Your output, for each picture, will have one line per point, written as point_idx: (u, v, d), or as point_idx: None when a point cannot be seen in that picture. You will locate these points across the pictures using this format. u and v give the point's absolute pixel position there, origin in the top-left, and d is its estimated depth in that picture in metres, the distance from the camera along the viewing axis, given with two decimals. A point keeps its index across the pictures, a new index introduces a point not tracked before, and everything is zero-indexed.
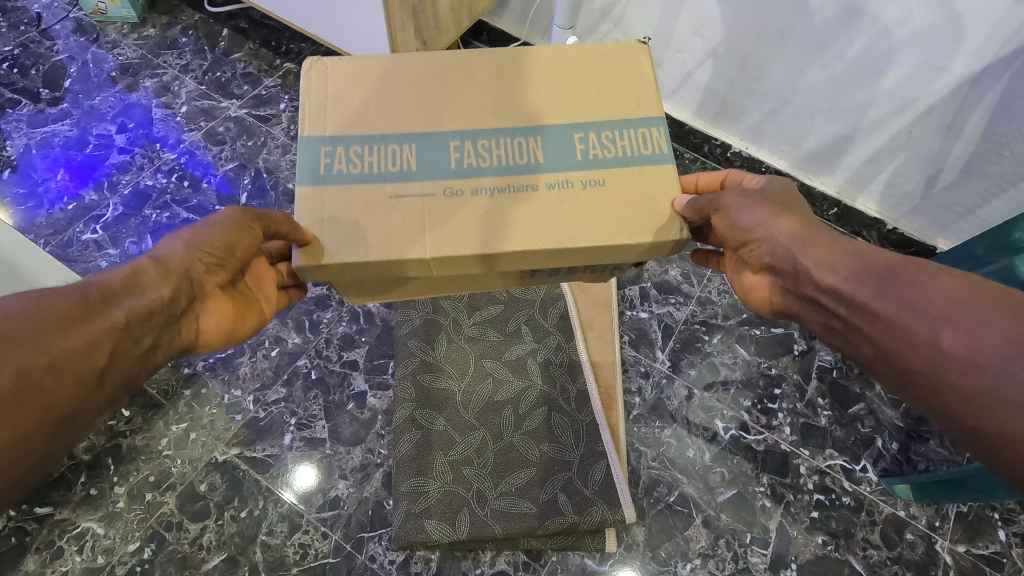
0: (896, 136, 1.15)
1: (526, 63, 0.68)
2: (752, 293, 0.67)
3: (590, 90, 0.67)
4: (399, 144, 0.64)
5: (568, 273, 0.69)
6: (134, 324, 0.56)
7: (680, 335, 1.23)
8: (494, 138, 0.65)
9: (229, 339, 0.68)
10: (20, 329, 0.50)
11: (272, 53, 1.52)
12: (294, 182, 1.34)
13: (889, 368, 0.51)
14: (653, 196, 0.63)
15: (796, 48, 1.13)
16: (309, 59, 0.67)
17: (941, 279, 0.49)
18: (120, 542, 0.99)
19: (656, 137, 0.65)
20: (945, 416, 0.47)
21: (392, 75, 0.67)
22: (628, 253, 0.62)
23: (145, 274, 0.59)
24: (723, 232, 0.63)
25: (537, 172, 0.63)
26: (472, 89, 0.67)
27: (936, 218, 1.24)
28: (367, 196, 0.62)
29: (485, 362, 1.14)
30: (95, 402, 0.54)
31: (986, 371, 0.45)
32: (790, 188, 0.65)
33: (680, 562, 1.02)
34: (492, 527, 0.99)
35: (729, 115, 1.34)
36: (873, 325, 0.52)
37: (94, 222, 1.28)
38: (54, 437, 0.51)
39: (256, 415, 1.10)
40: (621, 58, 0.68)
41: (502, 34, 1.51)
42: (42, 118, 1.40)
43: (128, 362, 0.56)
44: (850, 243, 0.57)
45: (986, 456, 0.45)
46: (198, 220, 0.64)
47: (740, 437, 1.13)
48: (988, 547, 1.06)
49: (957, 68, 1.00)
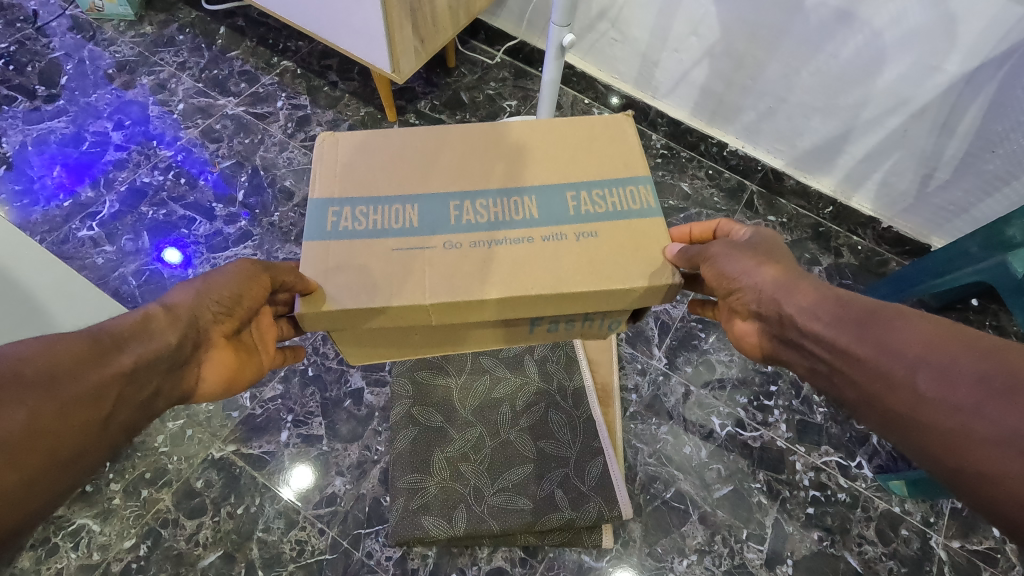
0: (892, 134, 1.16)
1: (518, 131, 0.70)
2: (743, 339, 0.66)
3: (580, 155, 0.69)
4: (402, 205, 0.65)
5: (564, 326, 0.69)
6: (142, 370, 0.55)
7: (677, 333, 1.23)
8: (491, 197, 0.65)
9: (227, 388, 0.66)
10: (34, 372, 0.48)
11: (270, 52, 1.52)
12: (291, 180, 1.34)
13: (874, 411, 0.50)
14: (647, 242, 0.63)
15: (793, 48, 1.14)
16: (323, 135, 0.69)
17: (915, 322, 0.50)
18: (116, 539, 0.98)
19: (644, 193, 0.66)
20: (929, 459, 0.47)
21: (392, 145, 0.69)
22: (625, 299, 0.62)
23: (155, 320, 0.58)
24: (711, 280, 0.63)
25: (533, 226, 0.63)
26: (471, 154, 0.68)
27: (930, 218, 1.25)
28: (370, 250, 0.62)
29: (483, 358, 1.14)
30: (98, 447, 0.52)
31: (961, 413, 0.44)
32: (777, 238, 0.65)
33: (677, 558, 1.03)
34: (490, 522, 0.99)
35: (726, 114, 1.34)
36: (855, 369, 0.51)
37: (91, 218, 1.27)
38: (53, 484, 0.48)
39: (253, 411, 1.10)
40: (608, 128, 0.71)
41: (500, 34, 1.51)
42: (38, 115, 1.39)
43: (131, 408, 0.54)
44: (831, 288, 0.57)
45: (970, 498, 0.44)
46: (211, 268, 0.63)
47: (737, 433, 1.14)
48: (982, 543, 1.06)
49: (951, 67, 1.01)
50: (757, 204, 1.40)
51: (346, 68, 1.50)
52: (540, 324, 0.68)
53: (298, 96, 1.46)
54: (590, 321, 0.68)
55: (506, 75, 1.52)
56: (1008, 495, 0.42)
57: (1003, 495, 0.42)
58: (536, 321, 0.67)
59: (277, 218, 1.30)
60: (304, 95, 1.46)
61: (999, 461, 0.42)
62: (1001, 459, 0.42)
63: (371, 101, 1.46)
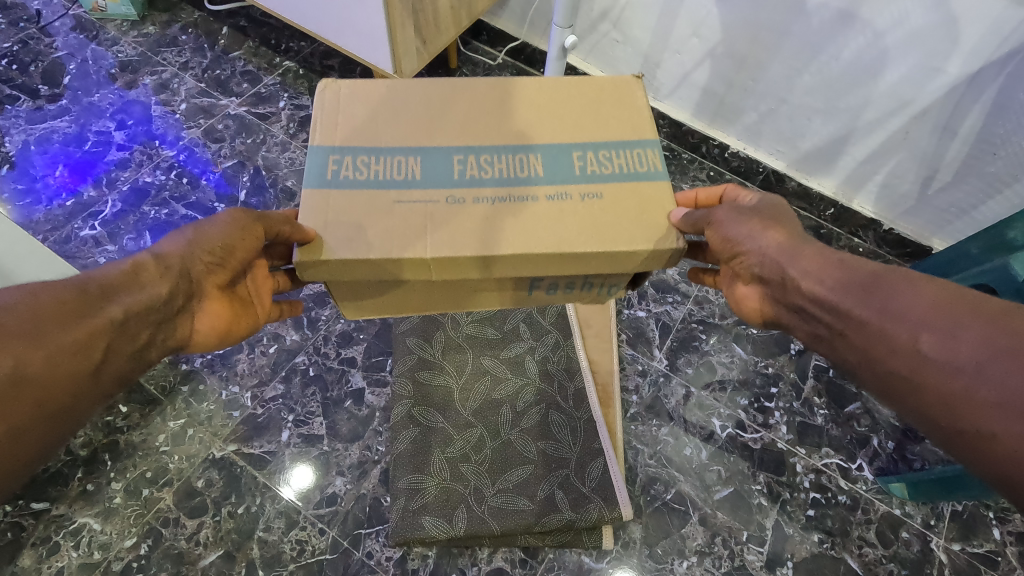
0: (893, 136, 1.16)
1: (524, 87, 0.70)
2: (744, 303, 0.66)
3: (586, 115, 0.68)
4: (405, 156, 0.64)
5: (564, 290, 0.69)
6: (132, 320, 0.56)
7: (678, 334, 1.23)
8: (494, 154, 0.65)
9: (224, 340, 0.67)
10: (19, 324, 0.50)
11: (272, 52, 1.52)
12: (293, 180, 1.34)
13: (874, 374, 0.51)
14: (651, 205, 0.63)
15: (794, 49, 1.14)
16: (325, 82, 0.68)
17: (920, 286, 0.50)
18: (117, 538, 0.98)
19: (650, 157, 0.66)
20: (929, 421, 0.47)
21: (397, 96, 0.68)
22: (625, 263, 0.62)
23: (145, 270, 0.58)
24: (716, 244, 0.64)
25: (536, 184, 0.63)
26: (476, 110, 0.68)
27: (931, 219, 1.25)
28: (371, 200, 0.62)
29: (484, 359, 1.14)
30: (90, 396, 0.54)
31: (961, 374, 0.45)
32: (782, 204, 0.65)
33: (678, 559, 1.03)
34: (490, 523, 0.99)
35: (727, 115, 1.34)
36: (857, 334, 0.52)
37: (93, 218, 1.28)
38: (47, 429, 0.52)
39: (254, 411, 1.10)
40: (617, 89, 0.70)
41: (502, 34, 1.51)
42: (41, 114, 1.40)
43: (123, 356, 0.56)
44: (835, 253, 0.58)
45: (967, 457, 0.45)
46: (202, 217, 0.63)
47: (737, 435, 1.14)
48: (983, 546, 1.06)
49: (953, 69, 1.01)
50: None
51: (348, 69, 1.51)
52: (539, 286, 0.68)
53: (300, 96, 1.46)
54: (589, 286, 0.68)
55: (508, 76, 1.52)
56: (1005, 454, 0.42)
57: (1000, 454, 0.43)
58: (535, 283, 0.67)
59: None
60: (306, 95, 1.46)
61: (999, 421, 0.43)
62: (998, 418, 0.43)
63: None
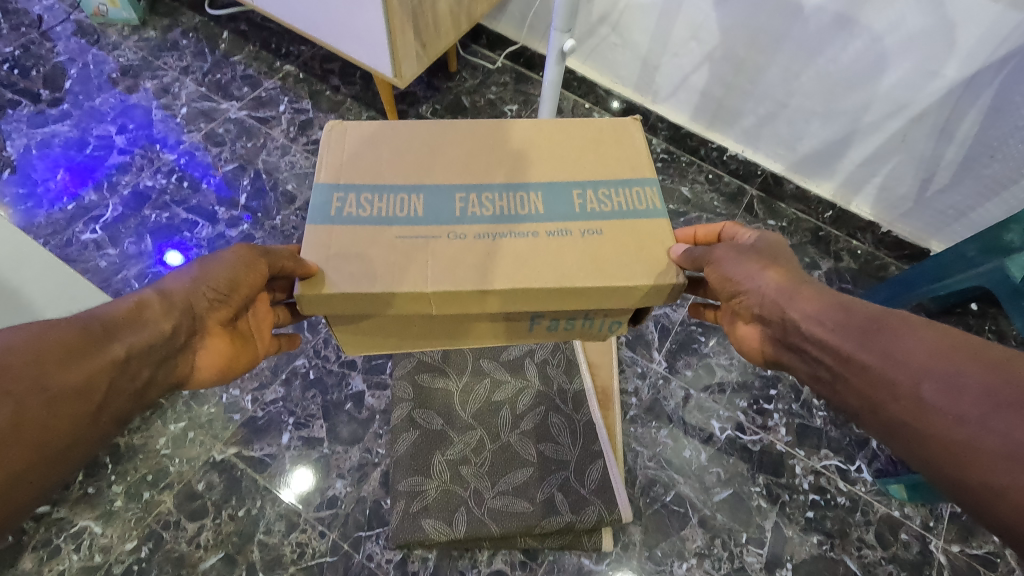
0: (891, 139, 1.17)
1: (525, 128, 0.71)
2: (744, 342, 0.66)
3: (585, 154, 0.70)
4: (407, 193, 0.65)
5: (565, 325, 0.69)
6: (134, 357, 0.55)
7: (677, 336, 1.23)
8: (495, 191, 0.66)
9: (223, 377, 0.67)
10: (20, 363, 0.48)
11: (272, 56, 1.53)
12: (293, 184, 1.35)
13: (877, 419, 0.51)
14: (652, 241, 0.64)
15: (792, 53, 1.14)
16: (332, 124, 0.70)
17: (921, 332, 0.50)
18: (118, 541, 0.99)
19: (650, 194, 0.67)
20: (932, 469, 0.47)
21: (398, 137, 0.70)
22: (625, 297, 0.62)
23: (149, 307, 0.59)
24: (715, 283, 0.64)
25: (537, 221, 0.64)
26: (477, 148, 0.69)
27: (929, 222, 1.26)
28: (373, 236, 0.62)
29: (484, 362, 1.15)
30: (90, 439, 0.52)
31: (966, 423, 0.44)
32: (780, 242, 0.66)
33: (677, 561, 1.03)
34: (490, 525, 0.99)
35: (725, 119, 1.34)
36: (859, 377, 0.52)
37: (94, 222, 1.28)
38: (45, 475, 0.49)
39: (255, 414, 1.10)
40: (615, 130, 0.72)
41: (501, 38, 1.52)
42: (42, 119, 1.40)
43: (124, 397, 0.55)
44: (835, 295, 0.58)
45: (973, 509, 0.44)
46: (206, 254, 0.64)
47: (736, 437, 1.14)
48: (982, 547, 1.06)
49: (949, 72, 1.02)
50: (756, 208, 1.41)
51: (348, 73, 1.51)
52: (539, 321, 0.68)
53: (300, 100, 1.47)
54: (590, 321, 0.69)
55: (507, 79, 1.53)
56: (1011, 507, 0.41)
57: (1006, 507, 0.42)
58: (536, 318, 0.67)
59: (280, 222, 1.31)
60: (306, 99, 1.47)
61: (1005, 473, 0.42)
62: (1001, 470, 0.42)
63: (373, 105, 1.47)
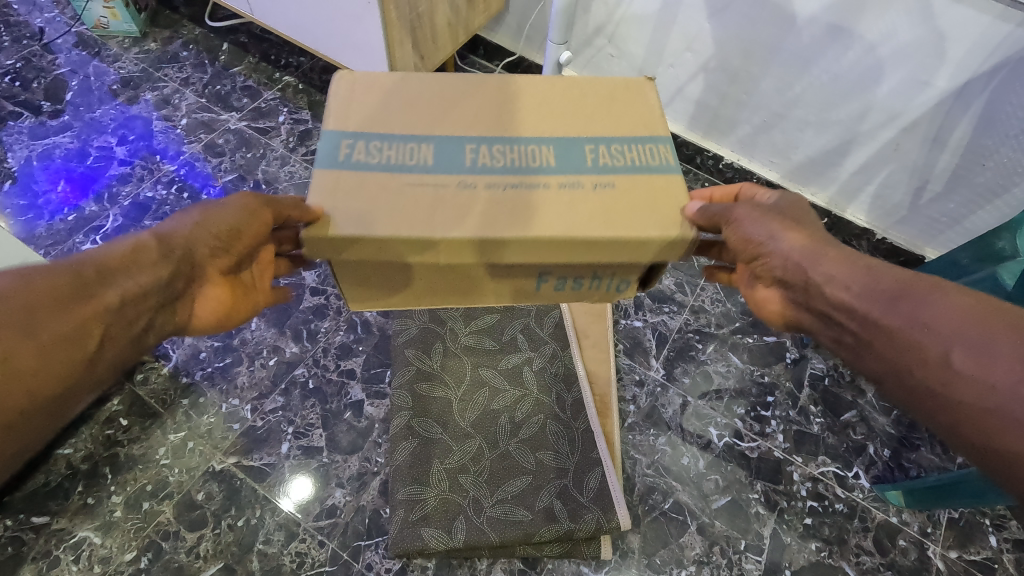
0: (884, 148, 1.18)
1: (533, 84, 0.72)
2: (765, 306, 0.65)
3: (594, 111, 0.70)
4: (418, 144, 0.66)
5: (571, 285, 0.69)
6: (128, 305, 0.56)
7: (675, 344, 1.24)
8: (505, 144, 0.67)
9: (221, 324, 0.68)
10: (10, 308, 0.49)
11: (272, 67, 1.54)
12: (293, 194, 1.36)
13: (901, 386, 0.51)
14: (664, 196, 0.63)
15: (785, 64, 1.16)
16: (342, 72, 0.70)
17: (952, 297, 0.49)
18: (117, 551, 0.99)
19: (663, 151, 0.67)
20: (957, 436, 0.47)
21: (412, 91, 0.70)
22: (636, 252, 0.62)
23: (147, 252, 0.58)
24: (737, 245, 0.63)
25: (546, 173, 0.64)
26: (486, 104, 0.70)
27: (923, 229, 1.27)
28: (381, 183, 0.62)
29: (482, 370, 1.15)
30: (87, 384, 0.54)
31: (997, 394, 0.45)
32: (802, 203, 0.65)
33: (676, 569, 1.03)
34: (489, 533, 1.00)
35: (721, 128, 1.36)
36: (885, 345, 0.51)
37: (95, 232, 1.29)
38: (41, 417, 0.51)
39: (254, 424, 1.10)
40: (629, 91, 0.72)
41: (499, 49, 1.54)
42: (43, 130, 1.41)
43: (121, 343, 0.56)
44: (863, 258, 0.57)
45: (1001, 476, 0.45)
46: (211, 199, 0.63)
47: (734, 444, 1.14)
48: (979, 553, 1.07)
49: (940, 82, 1.03)
50: None
51: None
52: (546, 281, 0.68)
53: (300, 110, 1.48)
54: (598, 282, 0.67)
55: None
56: None
57: None
58: (544, 277, 0.67)
59: None
60: (305, 109, 1.48)
61: None
62: None
63: None
